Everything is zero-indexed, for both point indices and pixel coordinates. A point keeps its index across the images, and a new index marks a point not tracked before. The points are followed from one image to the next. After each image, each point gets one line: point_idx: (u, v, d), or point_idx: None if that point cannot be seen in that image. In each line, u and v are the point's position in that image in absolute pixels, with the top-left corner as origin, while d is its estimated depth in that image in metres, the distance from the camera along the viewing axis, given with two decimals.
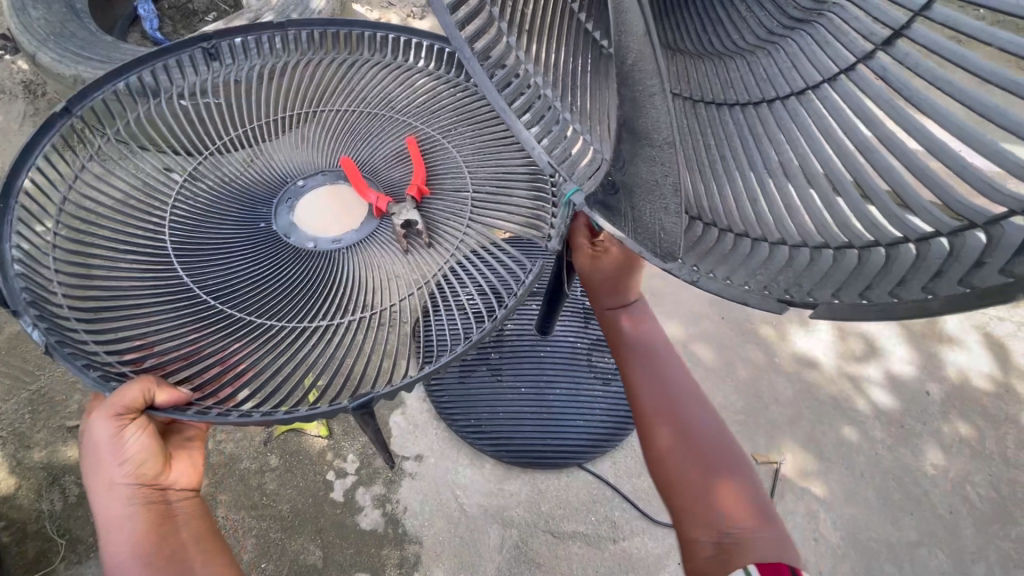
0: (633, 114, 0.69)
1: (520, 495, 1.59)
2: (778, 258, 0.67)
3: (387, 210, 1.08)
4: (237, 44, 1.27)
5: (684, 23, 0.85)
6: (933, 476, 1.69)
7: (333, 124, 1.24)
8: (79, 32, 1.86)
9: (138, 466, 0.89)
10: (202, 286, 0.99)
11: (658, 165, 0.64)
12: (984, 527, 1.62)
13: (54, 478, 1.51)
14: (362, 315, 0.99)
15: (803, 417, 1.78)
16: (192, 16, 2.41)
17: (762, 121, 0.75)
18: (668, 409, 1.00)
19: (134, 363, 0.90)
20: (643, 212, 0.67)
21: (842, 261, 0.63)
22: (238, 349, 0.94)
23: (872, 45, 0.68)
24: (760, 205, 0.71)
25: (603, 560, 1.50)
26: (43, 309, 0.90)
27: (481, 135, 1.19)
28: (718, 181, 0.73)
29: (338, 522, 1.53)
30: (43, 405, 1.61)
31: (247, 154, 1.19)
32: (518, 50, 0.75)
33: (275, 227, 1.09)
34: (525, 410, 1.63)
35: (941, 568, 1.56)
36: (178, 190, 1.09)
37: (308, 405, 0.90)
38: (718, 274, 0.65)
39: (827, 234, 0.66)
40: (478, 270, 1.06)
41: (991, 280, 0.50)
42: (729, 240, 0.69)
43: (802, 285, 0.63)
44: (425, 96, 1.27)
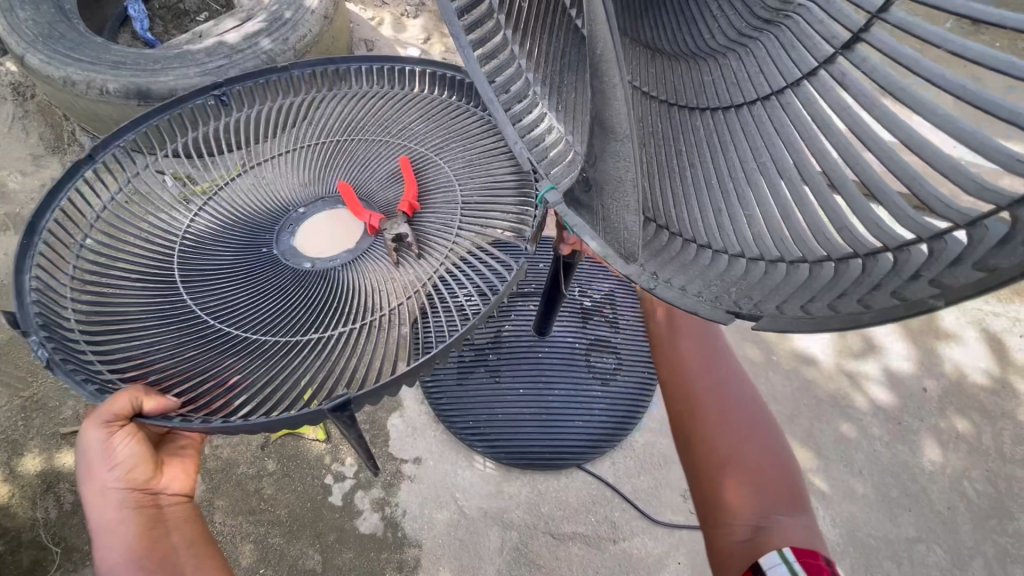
0: (604, 108, 0.65)
1: (519, 497, 1.58)
2: (737, 269, 0.64)
3: (380, 227, 1.07)
4: (247, 88, 1.26)
5: (663, 19, 0.83)
6: (931, 472, 1.70)
7: (330, 150, 1.21)
8: (69, 33, 1.83)
9: (129, 471, 0.90)
10: (206, 308, 0.98)
11: (620, 160, 0.62)
12: (982, 523, 1.63)
13: (49, 486, 1.50)
14: (353, 326, 0.97)
15: (801, 415, 1.77)
16: (184, 16, 2.38)
17: (732, 127, 0.72)
18: (716, 395, 1.05)
19: (134, 380, 0.90)
20: (611, 210, 0.65)
21: (793, 273, 0.61)
22: (232, 364, 0.92)
23: (833, 49, 0.64)
24: (726, 215, 0.68)
25: (604, 560, 1.50)
26: (53, 331, 0.90)
27: (472, 148, 1.19)
28: (683, 190, 0.71)
29: (337, 526, 1.52)
30: (36, 412, 1.59)
31: (252, 188, 1.17)
32: (521, 57, 0.78)
33: (276, 252, 1.07)
34: (525, 410, 1.61)
35: (939, 564, 1.57)
36: (188, 225, 1.09)
37: (304, 406, 0.88)
38: (675, 283, 0.60)
39: (787, 247, 0.63)
40: (468, 276, 1.05)
41: (966, 275, 0.46)
42: (692, 250, 0.65)
43: (752, 298, 0.60)
44: (423, 120, 1.26)
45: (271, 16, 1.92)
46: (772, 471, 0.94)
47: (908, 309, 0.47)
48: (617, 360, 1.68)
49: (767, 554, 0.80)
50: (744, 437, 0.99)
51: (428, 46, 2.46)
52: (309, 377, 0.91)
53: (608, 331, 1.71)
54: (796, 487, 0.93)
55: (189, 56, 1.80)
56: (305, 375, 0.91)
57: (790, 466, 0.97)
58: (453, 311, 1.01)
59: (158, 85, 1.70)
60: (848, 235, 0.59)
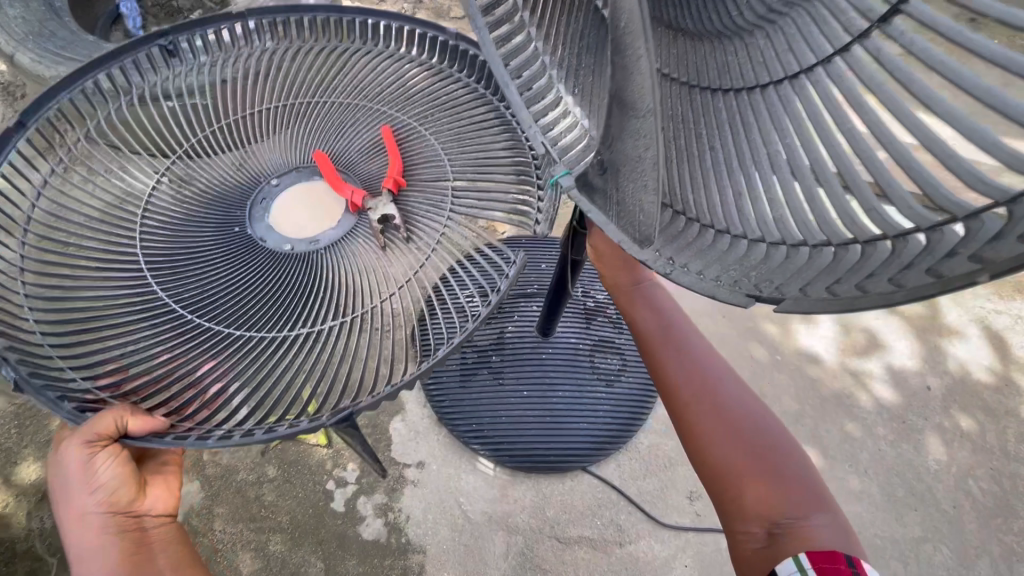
0: (624, 85, 0.59)
1: (524, 501, 1.57)
2: (757, 253, 0.63)
3: (363, 205, 1.04)
4: (197, 39, 1.20)
5: (685, 1, 0.79)
6: (936, 471, 1.69)
7: (308, 117, 1.18)
8: (60, 32, 1.79)
9: (111, 494, 0.87)
10: (182, 303, 0.95)
11: (640, 138, 0.57)
12: (987, 521, 1.63)
13: (43, 495, 1.46)
14: (343, 319, 0.96)
15: (806, 414, 1.76)
16: (177, 14, 2.34)
17: (753, 107, 0.68)
18: (707, 390, 1.00)
19: (111, 389, 0.87)
20: (627, 193, 0.60)
21: (817, 257, 0.59)
22: (213, 369, 0.89)
23: (868, 23, 0.58)
24: (744, 200, 0.65)
25: (610, 564, 1.49)
26: (15, 341, 0.86)
27: (458, 119, 1.16)
28: (701, 174, 0.67)
29: (340, 533, 1.50)
30: (30, 420, 1.56)
31: (236, 157, 1.14)
32: (543, 49, 0.75)
33: (251, 231, 1.05)
34: (527, 412, 1.58)
35: (946, 564, 1.56)
36: (149, 198, 1.05)
37: (308, 416, 0.86)
38: (692, 268, 0.60)
39: (811, 229, 0.61)
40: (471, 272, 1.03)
41: (1004, 250, 0.45)
42: (709, 237, 0.63)
43: (774, 281, 0.60)
44: (403, 84, 1.22)
45: None
46: (785, 471, 0.91)
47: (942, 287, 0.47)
48: (621, 360, 1.66)
49: (784, 560, 0.78)
50: (750, 442, 0.94)
51: None
52: (305, 374, 0.91)
53: (610, 332, 1.69)
54: (810, 481, 0.91)
55: None
56: (290, 368, 0.91)
57: (800, 458, 0.95)
58: (455, 312, 1.02)
59: None
60: (878, 217, 0.57)
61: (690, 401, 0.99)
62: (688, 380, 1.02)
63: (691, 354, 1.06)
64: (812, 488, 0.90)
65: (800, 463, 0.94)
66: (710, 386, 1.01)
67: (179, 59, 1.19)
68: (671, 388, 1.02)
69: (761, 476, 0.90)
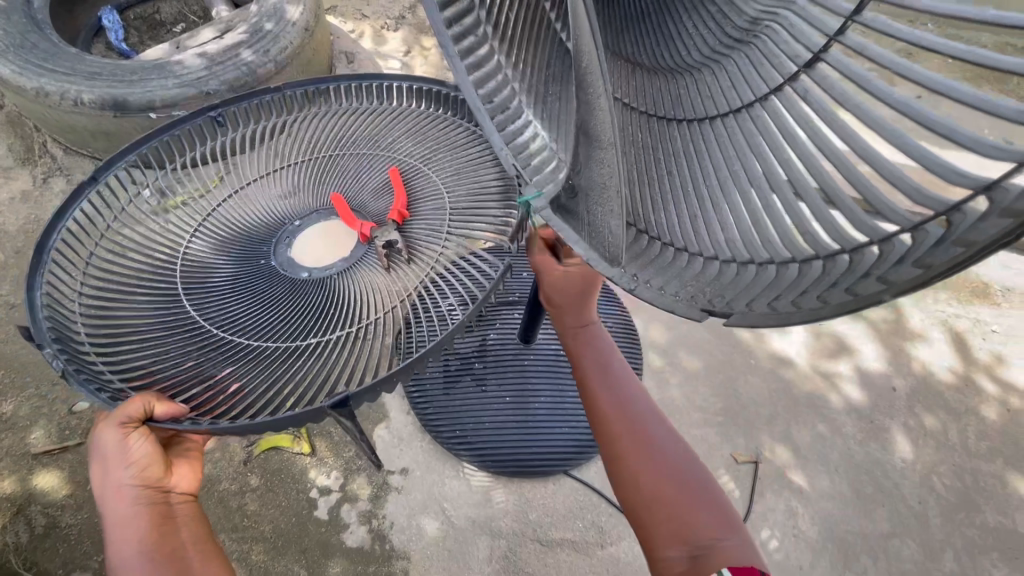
0: (590, 117, 0.64)
1: (506, 505, 1.59)
2: (711, 271, 0.64)
3: (371, 236, 1.06)
4: (242, 110, 1.28)
5: (643, 35, 0.84)
6: (902, 468, 1.76)
7: (319, 165, 1.21)
8: (41, 43, 1.76)
9: (142, 470, 0.88)
10: (206, 317, 0.99)
11: (604, 166, 0.62)
12: (951, 516, 1.70)
13: (19, 509, 1.43)
14: (347, 330, 0.98)
15: (778, 416, 1.84)
16: (161, 27, 2.37)
17: (704, 137, 0.73)
18: (636, 418, 0.98)
19: (143, 388, 0.92)
20: (596, 214, 0.63)
21: (762, 274, 0.61)
22: (233, 373, 0.93)
23: (797, 66, 0.67)
24: (702, 221, 0.68)
25: (592, 566, 1.51)
26: (65, 344, 0.92)
27: (461, 159, 1.19)
28: (662, 197, 0.71)
29: (324, 540, 1.50)
30: (5, 432, 1.52)
31: (242, 198, 1.17)
32: (519, 87, 0.80)
33: (274, 263, 1.07)
34: (510, 420, 1.62)
35: (913, 558, 1.63)
36: (189, 241, 1.09)
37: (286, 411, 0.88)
38: (655, 284, 0.60)
39: (749, 246, 0.64)
40: (459, 279, 1.04)
41: (905, 272, 0.49)
42: (668, 254, 0.65)
43: (724, 297, 0.61)
44: (410, 130, 1.26)
45: (251, 28, 1.90)
46: (703, 496, 0.90)
47: (859, 303, 0.50)
48: None
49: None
50: (664, 465, 0.92)
51: (410, 59, 2.50)
52: (296, 381, 0.93)
53: None
54: (721, 500, 0.91)
55: (166, 67, 1.76)
56: (293, 380, 0.93)
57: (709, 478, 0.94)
58: (428, 321, 0.99)
59: (136, 96, 1.68)
60: (810, 238, 0.60)
61: (614, 429, 0.97)
62: (619, 415, 0.98)
63: (620, 382, 1.02)
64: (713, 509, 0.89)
65: (704, 483, 0.92)
66: (635, 416, 0.98)
67: (225, 129, 1.28)
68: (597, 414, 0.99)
69: (683, 501, 0.88)
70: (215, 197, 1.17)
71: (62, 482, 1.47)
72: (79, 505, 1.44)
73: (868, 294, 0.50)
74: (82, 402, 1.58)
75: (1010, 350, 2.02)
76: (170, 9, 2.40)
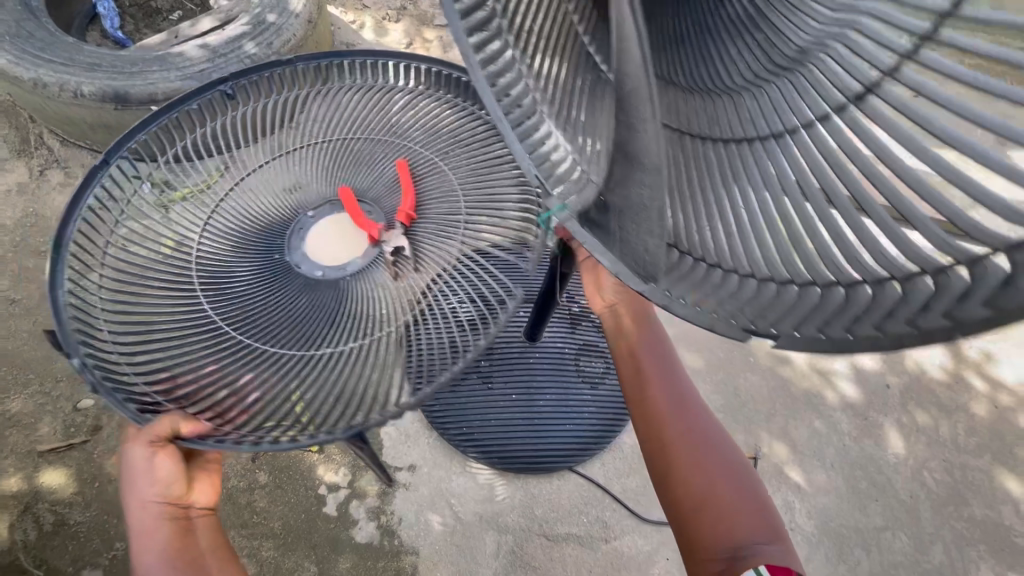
0: (630, 139, 0.65)
1: (513, 501, 1.61)
2: (747, 289, 0.62)
3: (380, 238, 1.07)
4: (252, 83, 1.27)
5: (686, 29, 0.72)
6: (895, 464, 1.82)
7: (334, 150, 1.21)
8: (38, 33, 1.72)
9: (167, 491, 0.87)
10: (226, 318, 0.99)
11: (646, 187, 0.62)
12: (940, 509, 1.76)
13: (27, 506, 1.42)
14: (362, 341, 0.98)
15: (777, 413, 1.88)
16: (156, 14, 2.30)
17: (743, 152, 0.68)
18: (685, 415, 1.00)
19: (166, 394, 0.93)
20: (630, 229, 0.62)
21: (804, 296, 0.60)
22: (251, 379, 0.94)
23: (857, 87, 0.60)
24: (735, 237, 0.65)
25: (597, 560, 1.55)
26: (90, 348, 0.94)
27: (478, 155, 1.19)
28: (694, 207, 0.66)
29: (333, 536, 1.52)
30: (9, 429, 1.52)
31: (255, 180, 1.17)
32: (544, 103, 0.70)
33: (287, 258, 1.07)
34: (517, 417, 1.65)
35: (903, 550, 1.70)
36: (206, 224, 1.10)
37: (310, 433, 0.90)
38: (689, 299, 0.58)
39: (789, 266, 0.62)
40: (473, 288, 1.05)
41: (977, 309, 0.47)
42: (702, 270, 0.62)
43: (766, 318, 0.59)
44: (424, 119, 1.25)
45: (253, 19, 1.86)
46: (745, 495, 0.93)
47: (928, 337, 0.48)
48: (605, 363, 1.73)
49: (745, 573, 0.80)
50: (709, 463, 0.95)
51: (411, 52, 2.48)
52: (310, 392, 0.93)
53: (596, 336, 1.75)
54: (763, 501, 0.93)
55: (169, 59, 1.73)
56: (307, 385, 0.94)
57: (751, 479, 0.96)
58: (448, 331, 1.01)
59: (138, 90, 1.64)
60: (860, 266, 0.58)
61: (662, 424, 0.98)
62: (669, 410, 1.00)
63: (671, 379, 1.03)
64: (765, 509, 0.92)
65: (756, 488, 0.95)
66: (684, 412, 1.00)
67: (235, 103, 1.27)
68: (646, 408, 1.00)
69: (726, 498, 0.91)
70: (228, 178, 1.17)
71: (69, 479, 1.46)
72: (87, 502, 1.44)
73: (931, 328, 0.49)
74: (87, 399, 1.57)
75: (1002, 349, 2.07)
76: None
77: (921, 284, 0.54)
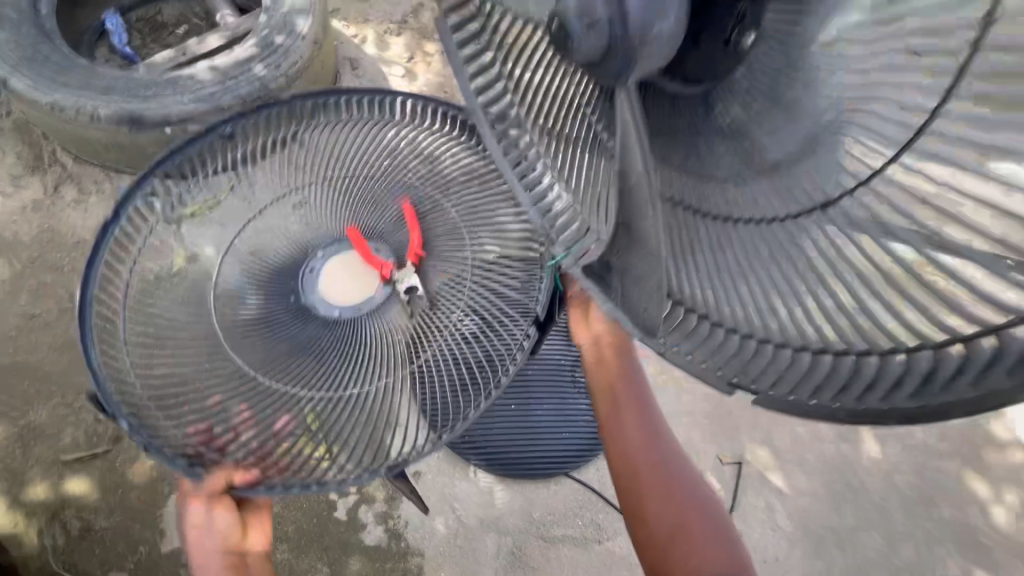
0: (626, 195, 0.56)
1: (512, 505, 1.70)
2: (748, 348, 0.54)
3: (391, 277, 1.19)
4: (249, 122, 1.31)
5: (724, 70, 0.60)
6: (871, 467, 1.93)
7: (338, 189, 1.28)
8: (53, 55, 1.77)
9: (225, 539, 1.02)
10: (250, 363, 1.10)
11: (646, 251, 0.53)
12: (911, 510, 1.88)
13: (55, 513, 1.52)
14: (381, 383, 1.12)
15: (762, 419, 1.98)
16: (162, 28, 2.34)
17: (762, 197, 0.58)
18: (654, 450, 1.09)
19: (204, 443, 1.05)
20: (628, 283, 0.55)
21: (808, 361, 0.53)
22: (284, 425, 1.07)
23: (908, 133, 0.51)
24: (743, 291, 0.56)
25: (590, 559, 1.66)
26: (132, 406, 1.06)
27: (476, 193, 1.26)
28: (697, 252, 0.57)
29: (344, 539, 1.63)
30: (35, 440, 1.60)
31: (261, 221, 1.24)
32: (541, 143, 0.64)
33: (302, 297, 1.18)
34: (516, 424, 1.75)
35: (874, 548, 1.82)
36: (217, 268, 1.18)
37: (347, 474, 1.07)
38: (689, 357, 0.53)
39: (816, 329, 0.53)
40: (479, 329, 1.17)
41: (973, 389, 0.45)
42: (699, 326, 0.54)
43: (758, 374, 0.54)
44: (425, 156, 1.32)
45: (261, 40, 1.91)
46: (707, 522, 1.03)
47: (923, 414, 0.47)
48: None
49: None
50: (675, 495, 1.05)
51: (412, 65, 2.55)
52: (342, 430, 1.10)
53: None
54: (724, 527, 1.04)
55: (180, 82, 1.79)
56: (335, 424, 1.10)
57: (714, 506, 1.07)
58: (458, 371, 1.15)
59: (152, 113, 1.70)
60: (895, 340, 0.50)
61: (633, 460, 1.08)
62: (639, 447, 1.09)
63: (642, 416, 1.12)
64: (725, 535, 1.03)
65: (719, 514, 1.06)
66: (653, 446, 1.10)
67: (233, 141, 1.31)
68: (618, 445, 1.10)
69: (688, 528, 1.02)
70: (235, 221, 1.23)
71: (93, 487, 1.55)
72: (111, 509, 1.53)
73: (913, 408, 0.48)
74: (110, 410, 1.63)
75: None
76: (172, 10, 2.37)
77: (925, 355, 0.49)
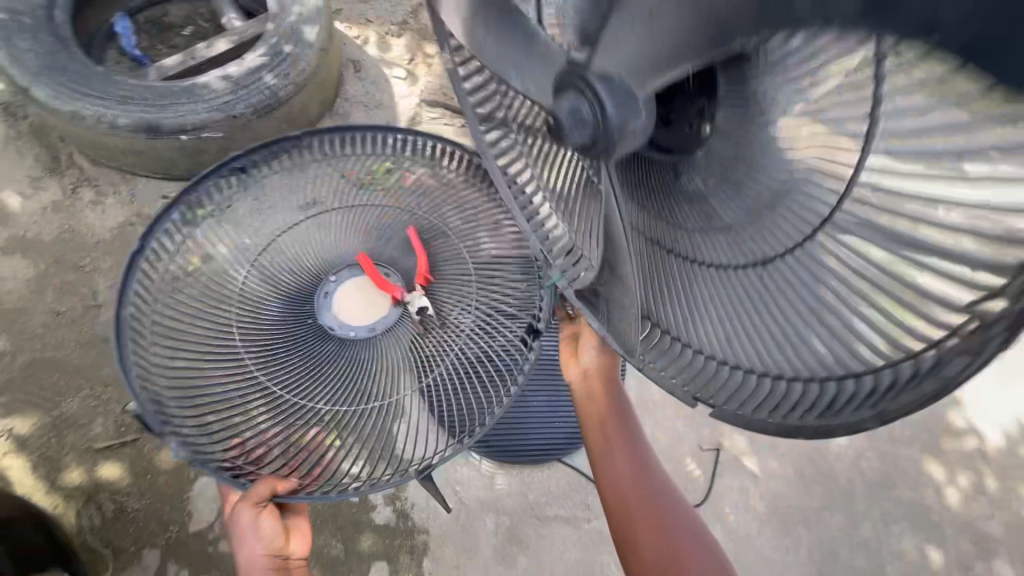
0: (615, 255, 0.79)
1: (509, 488, 1.87)
2: (716, 370, 0.78)
3: (403, 298, 1.33)
4: (259, 160, 1.46)
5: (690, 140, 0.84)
6: (837, 453, 2.11)
7: (347, 219, 1.45)
8: (72, 64, 1.84)
9: (270, 543, 1.15)
10: (276, 381, 1.25)
11: (624, 297, 0.79)
12: (872, 491, 2.07)
13: (90, 496, 1.65)
14: (399, 395, 1.27)
15: None
16: (169, 30, 2.40)
17: (723, 254, 0.83)
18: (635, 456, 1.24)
19: (238, 453, 1.21)
20: (613, 308, 0.81)
21: (761, 384, 0.75)
22: (315, 434, 1.23)
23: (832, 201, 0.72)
24: (713, 325, 0.80)
25: (580, 536, 1.83)
26: (172, 423, 1.20)
27: (473, 224, 1.44)
28: (672, 293, 0.82)
29: (356, 519, 1.78)
30: (68, 429, 1.72)
31: (278, 248, 1.39)
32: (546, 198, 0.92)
33: (321, 321, 1.32)
34: (513, 413, 1.90)
35: (838, 525, 2.01)
36: (240, 292, 1.33)
37: (374, 478, 1.23)
38: (661, 370, 0.78)
39: (763, 360, 0.75)
40: (483, 345, 1.32)
41: (880, 408, 0.65)
42: (672, 346, 0.79)
43: (717, 392, 0.77)
44: (426, 189, 1.49)
45: (270, 49, 1.97)
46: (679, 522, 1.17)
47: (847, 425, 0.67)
48: None
49: None
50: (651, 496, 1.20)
51: (413, 67, 2.63)
52: (367, 437, 1.25)
53: None
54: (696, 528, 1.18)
55: (195, 90, 1.86)
56: (359, 433, 1.25)
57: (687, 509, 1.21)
58: (467, 383, 1.30)
59: (171, 123, 1.81)
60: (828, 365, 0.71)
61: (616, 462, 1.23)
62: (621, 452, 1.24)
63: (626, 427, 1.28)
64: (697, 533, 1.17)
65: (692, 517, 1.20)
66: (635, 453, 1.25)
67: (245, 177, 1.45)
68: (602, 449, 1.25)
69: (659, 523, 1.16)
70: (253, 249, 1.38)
71: (125, 473, 1.68)
72: (142, 492, 1.66)
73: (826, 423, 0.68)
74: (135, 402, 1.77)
75: None
76: (179, 12, 2.43)
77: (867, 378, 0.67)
